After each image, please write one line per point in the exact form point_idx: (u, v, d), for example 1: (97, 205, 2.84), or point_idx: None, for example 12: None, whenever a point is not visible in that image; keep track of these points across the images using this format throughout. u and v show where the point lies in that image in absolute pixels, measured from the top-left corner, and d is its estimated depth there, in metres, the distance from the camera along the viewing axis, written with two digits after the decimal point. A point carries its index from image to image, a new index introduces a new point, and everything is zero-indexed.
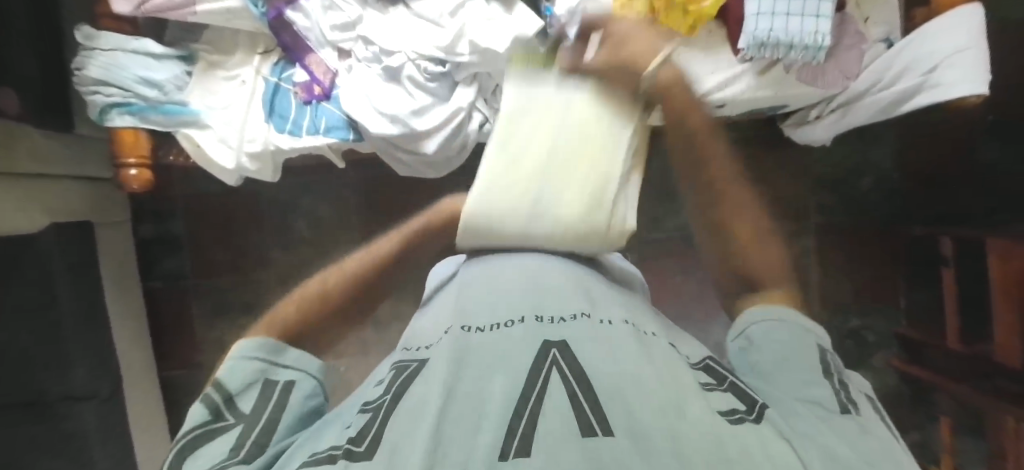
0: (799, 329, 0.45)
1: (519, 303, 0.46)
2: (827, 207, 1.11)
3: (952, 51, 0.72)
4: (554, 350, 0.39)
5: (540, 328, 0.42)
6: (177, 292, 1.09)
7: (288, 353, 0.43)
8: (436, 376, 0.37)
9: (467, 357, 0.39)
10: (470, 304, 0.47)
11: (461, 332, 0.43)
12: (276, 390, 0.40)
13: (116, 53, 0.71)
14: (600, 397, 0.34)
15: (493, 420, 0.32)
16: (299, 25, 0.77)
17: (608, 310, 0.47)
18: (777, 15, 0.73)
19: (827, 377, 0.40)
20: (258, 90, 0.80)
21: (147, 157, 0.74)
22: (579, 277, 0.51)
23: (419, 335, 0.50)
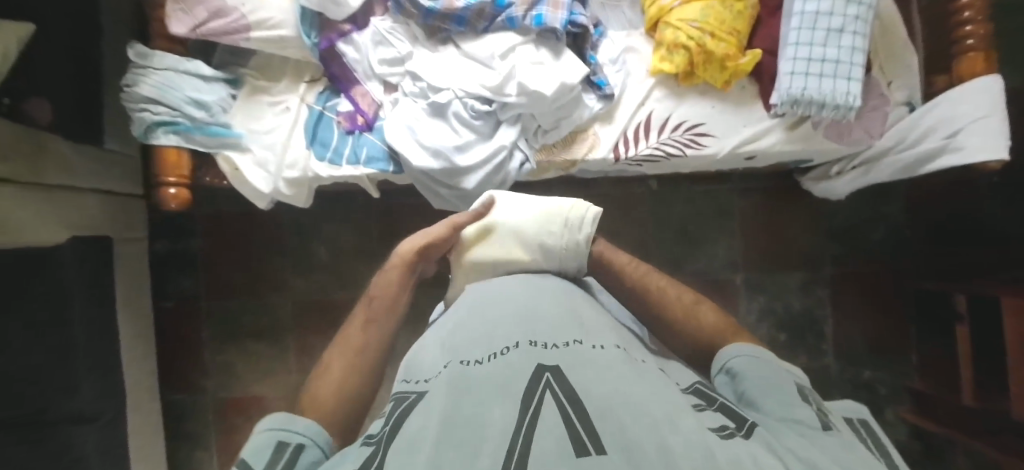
0: (777, 365, 0.46)
1: (513, 331, 0.46)
2: (840, 258, 1.13)
3: (974, 117, 0.76)
4: (547, 374, 0.39)
5: (534, 353, 0.42)
6: (187, 313, 1.06)
7: (300, 422, 0.44)
8: (437, 407, 0.38)
9: (465, 387, 0.40)
10: (466, 338, 0.48)
11: (458, 366, 0.43)
12: (289, 451, 0.41)
13: (168, 73, 0.71)
14: (594, 420, 0.34)
15: (490, 445, 0.32)
16: (348, 57, 0.79)
17: (604, 335, 0.47)
18: (811, 76, 0.77)
19: (806, 401, 0.41)
20: (301, 118, 0.81)
21: (187, 176, 0.73)
22: (574, 307, 0.52)
23: (422, 365, 0.49)
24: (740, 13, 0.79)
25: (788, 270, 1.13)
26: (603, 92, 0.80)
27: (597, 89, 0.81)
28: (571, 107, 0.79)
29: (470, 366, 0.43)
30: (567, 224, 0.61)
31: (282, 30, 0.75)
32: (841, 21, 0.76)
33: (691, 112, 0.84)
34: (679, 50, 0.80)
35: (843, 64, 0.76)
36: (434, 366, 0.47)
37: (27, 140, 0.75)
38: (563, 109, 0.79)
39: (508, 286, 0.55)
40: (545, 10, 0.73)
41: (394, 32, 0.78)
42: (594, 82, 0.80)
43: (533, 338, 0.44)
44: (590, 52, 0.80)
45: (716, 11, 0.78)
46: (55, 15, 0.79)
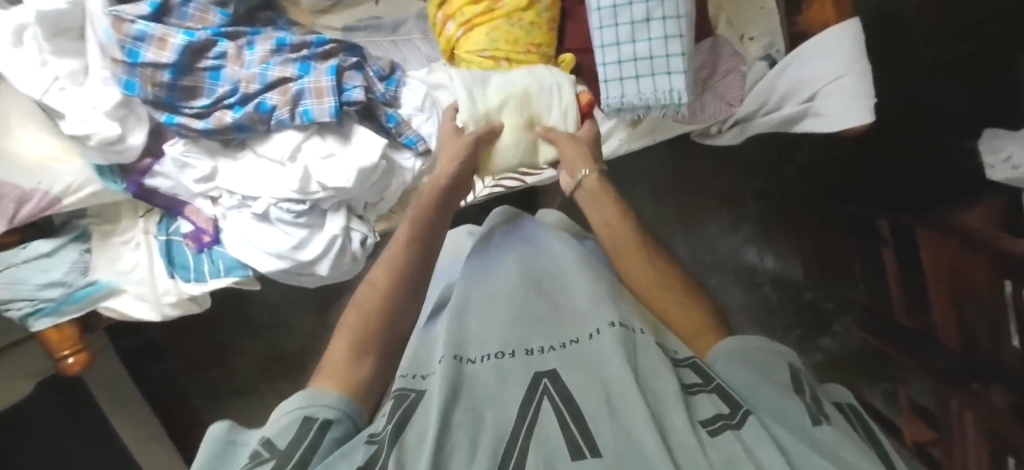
0: (773, 360, 0.44)
1: (502, 336, 0.47)
2: (764, 191, 1.08)
3: (829, 79, 0.64)
4: (545, 380, 0.40)
5: (528, 361, 0.43)
6: (173, 388, 1.20)
7: (329, 395, 0.40)
8: (432, 405, 0.38)
9: (463, 392, 0.40)
10: (459, 335, 0.49)
11: (454, 361, 0.44)
12: (312, 430, 0.37)
13: (9, 267, 0.75)
14: (591, 425, 0.36)
15: (488, 453, 0.34)
16: (163, 188, 0.79)
17: (591, 321, 0.48)
18: (627, 80, 0.67)
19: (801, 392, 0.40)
20: (154, 248, 0.85)
21: (78, 343, 0.82)
22: (557, 301, 0.54)
23: (417, 356, 0.49)
24: (533, 23, 0.68)
25: (709, 217, 1.10)
26: (416, 150, 0.75)
27: (410, 147, 0.75)
28: (389, 178, 0.75)
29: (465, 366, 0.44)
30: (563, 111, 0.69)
31: (88, 189, 0.75)
32: (645, 9, 0.63)
33: None
34: None
35: (657, 59, 0.64)
36: (432, 358, 0.47)
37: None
38: (379, 184, 0.75)
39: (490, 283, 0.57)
40: (310, 104, 0.68)
41: (190, 155, 0.76)
42: (402, 143, 0.75)
43: (525, 346, 0.46)
44: (386, 114, 0.73)
45: (503, 32, 0.68)
46: None
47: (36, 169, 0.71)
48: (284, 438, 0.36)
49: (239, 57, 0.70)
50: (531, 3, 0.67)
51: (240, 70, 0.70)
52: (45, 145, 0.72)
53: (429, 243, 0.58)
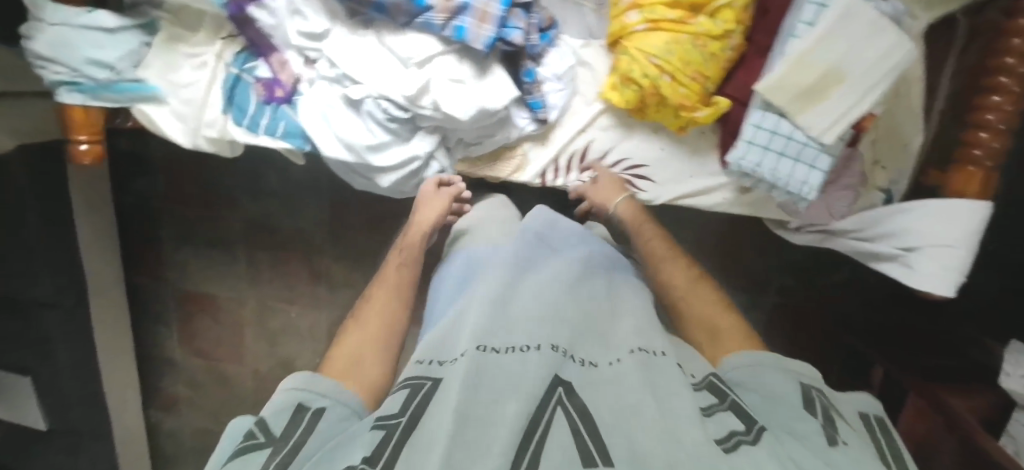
0: (782, 368, 0.49)
1: (520, 333, 0.45)
2: (787, 290, 1.03)
3: (938, 243, 0.66)
4: (560, 389, 0.39)
5: (551, 356, 0.42)
6: (148, 209, 1.14)
7: (321, 382, 0.47)
8: (450, 396, 0.37)
9: (479, 382, 0.39)
10: (480, 317, 0.47)
11: (478, 353, 0.41)
12: (307, 414, 0.43)
13: (65, 28, 0.66)
14: (606, 438, 0.36)
15: (503, 445, 0.33)
16: (263, 23, 0.71)
17: (612, 347, 0.47)
18: (769, 151, 0.66)
19: (813, 413, 0.44)
20: (219, 77, 0.77)
21: (99, 133, 0.73)
22: (585, 310, 0.51)
23: (434, 345, 0.47)
24: (713, 55, 0.65)
25: (729, 293, 1.09)
26: (536, 115, 0.72)
27: (531, 109, 0.72)
28: (498, 127, 0.72)
29: (487, 357, 0.41)
30: (872, 82, 0.60)
31: None
32: (860, 66, 0.60)
33: (637, 150, 0.75)
34: (632, 85, 0.68)
35: (809, 148, 0.65)
36: (457, 346, 0.45)
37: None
38: (484, 132, 0.73)
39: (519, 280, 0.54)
40: (469, 24, 0.62)
41: (308, 7, 0.69)
42: (527, 102, 0.71)
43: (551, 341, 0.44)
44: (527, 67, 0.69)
45: (682, 48, 0.65)
46: None
47: None
48: (281, 422, 0.42)
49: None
50: (723, 35, 0.64)
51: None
52: None
53: (413, 258, 0.67)
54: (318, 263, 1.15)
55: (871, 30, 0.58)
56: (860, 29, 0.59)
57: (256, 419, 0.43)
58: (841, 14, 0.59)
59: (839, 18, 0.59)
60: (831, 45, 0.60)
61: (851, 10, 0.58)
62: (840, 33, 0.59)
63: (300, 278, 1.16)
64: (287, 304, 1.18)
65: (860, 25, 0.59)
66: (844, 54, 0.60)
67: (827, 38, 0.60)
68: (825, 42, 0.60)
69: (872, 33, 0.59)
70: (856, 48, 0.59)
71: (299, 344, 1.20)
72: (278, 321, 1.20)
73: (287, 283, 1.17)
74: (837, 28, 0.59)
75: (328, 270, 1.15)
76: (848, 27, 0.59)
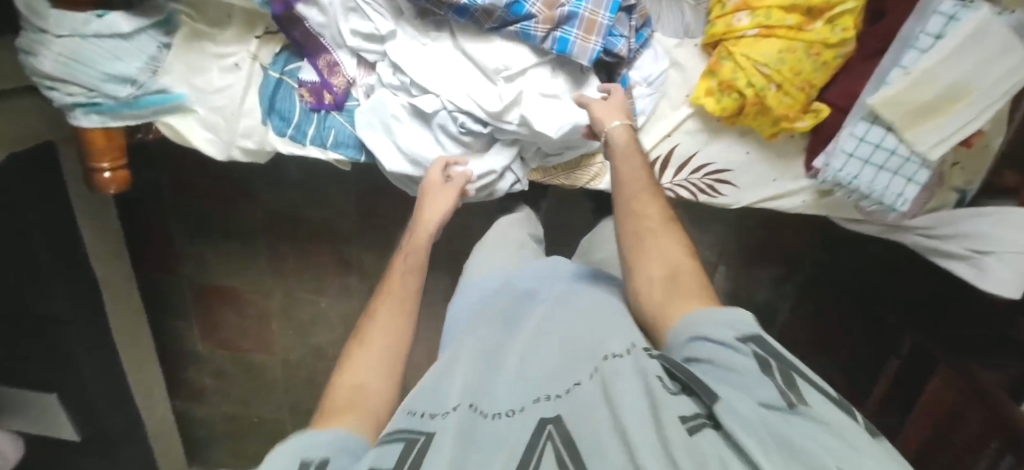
0: (735, 321, 0.43)
1: (505, 392, 0.43)
2: (820, 263, 1.09)
3: (1014, 249, 0.68)
4: (549, 426, 0.36)
5: (535, 409, 0.39)
6: (150, 203, 1.04)
7: (318, 440, 0.37)
8: (442, 455, 0.34)
9: (468, 446, 0.36)
10: (467, 382, 0.44)
11: (469, 411, 0.40)
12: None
13: (74, 40, 0.54)
14: (589, 463, 0.32)
15: None
16: (312, 21, 0.61)
17: (584, 365, 0.43)
18: (870, 165, 0.64)
19: (768, 374, 0.38)
20: (257, 81, 0.66)
21: (123, 156, 0.63)
22: (566, 343, 0.48)
23: (421, 396, 0.44)
24: (824, 64, 0.61)
25: (764, 268, 1.12)
26: None
27: None
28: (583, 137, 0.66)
29: (474, 418, 0.39)
30: (987, 102, 0.58)
31: None
32: (978, 85, 0.58)
33: (720, 154, 0.72)
34: (733, 93, 0.63)
35: (911, 163, 0.63)
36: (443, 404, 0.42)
37: None
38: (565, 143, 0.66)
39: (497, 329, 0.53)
40: (575, 36, 0.58)
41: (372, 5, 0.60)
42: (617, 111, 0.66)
43: (534, 395, 0.41)
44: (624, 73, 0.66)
45: (795, 57, 0.60)
46: None
47: None
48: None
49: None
50: (838, 43, 0.60)
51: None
52: None
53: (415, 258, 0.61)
54: (347, 252, 1.08)
55: (1002, 48, 0.56)
56: (989, 47, 0.56)
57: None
58: (974, 29, 0.55)
59: (970, 34, 0.55)
60: (955, 61, 0.57)
61: (985, 26, 0.55)
62: (968, 50, 0.56)
63: (328, 267, 1.10)
64: (315, 294, 1.13)
65: (992, 43, 0.56)
66: (967, 73, 0.57)
67: (953, 55, 0.57)
68: (951, 59, 0.57)
69: (1001, 51, 0.56)
70: (981, 66, 0.57)
71: (332, 332, 1.16)
72: (307, 311, 1.15)
73: (314, 272, 1.11)
74: (967, 44, 0.56)
75: (358, 258, 1.09)
76: (977, 43, 0.56)
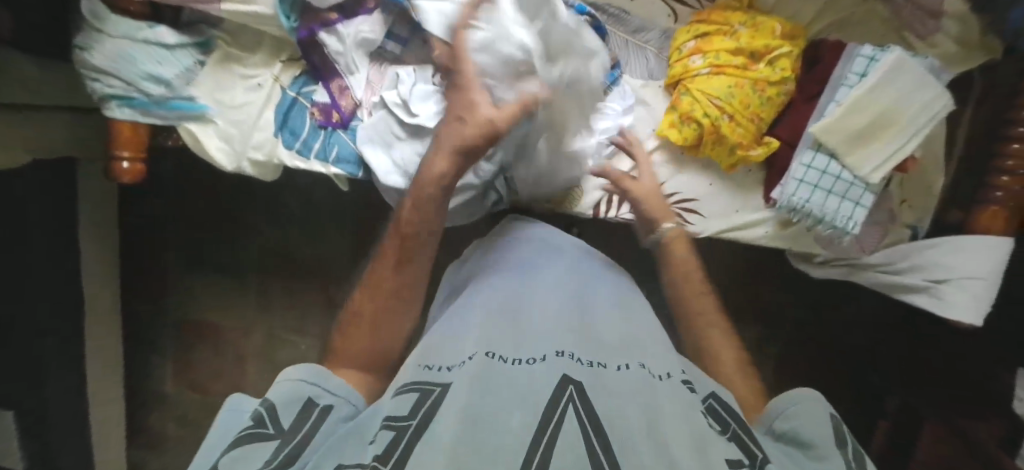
0: (819, 407, 0.47)
1: (542, 342, 0.45)
2: (801, 324, 1.11)
3: (966, 275, 0.72)
4: (571, 388, 0.37)
5: (557, 366, 0.40)
6: (155, 233, 1.11)
7: (331, 379, 0.44)
8: (458, 400, 0.36)
9: (488, 386, 0.37)
10: (495, 337, 0.47)
11: (487, 359, 0.42)
12: (313, 411, 0.41)
13: (123, 40, 0.64)
14: (615, 444, 0.33)
15: (510, 441, 0.31)
16: (330, 49, 0.70)
17: (622, 353, 0.45)
18: (819, 189, 0.71)
19: (842, 451, 0.43)
20: (274, 99, 0.75)
21: (142, 152, 0.69)
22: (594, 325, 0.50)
23: (441, 352, 0.47)
24: (771, 99, 0.70)
25: (748, 327, 1.13)
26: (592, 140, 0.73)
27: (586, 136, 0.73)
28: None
29: (494, 365, 0.41)
30: (916, 127, 0.66)
31: (256, 6, 0.66)
32: (907, 112, 0.66)
33: (686, 185, 0.79)
34: (692, 123, 0.72)
35: (853, 186, 0.69)
36: (458, 355, 0.45)
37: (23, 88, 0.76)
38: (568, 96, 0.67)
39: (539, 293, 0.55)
40: None
41: (381, 36, 0.71)
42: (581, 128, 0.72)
43: (557, 348, 0.44)
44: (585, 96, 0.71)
45: (743, 91, 0.69)
46: None
47: None
48: (289, 416, 0.40)
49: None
50: (779, 82, 0.70)
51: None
52: None
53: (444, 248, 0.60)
54: (336, 292, 1.09)
55: (920, 80, 0.65)
56: (909, 80, 0.65)
57: (264, 404, 0.40)
58: (894, 65, 0.66)
59: (892, 69, 0.65)
60: (883, 92, 0.66)
61: (903, 63, 0.65)
62: (892, 82, 0.66)
63: (315, 307, 1.10)
64: (297, 336, 1.11)
65: (910, 76, 0.65)
66: (895, 101, 0.66)
67: (881, 86, 0.66)
68: (878, 89, 0.66)
69: (920, 83, 0.65)
70: (907, 96, 0.66)
71: None
72: (284, 355, 1.12)
73: (300, 313, 1.11)
74: (889, 77, 0.66)
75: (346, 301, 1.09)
76: (898, 76, 0.66)
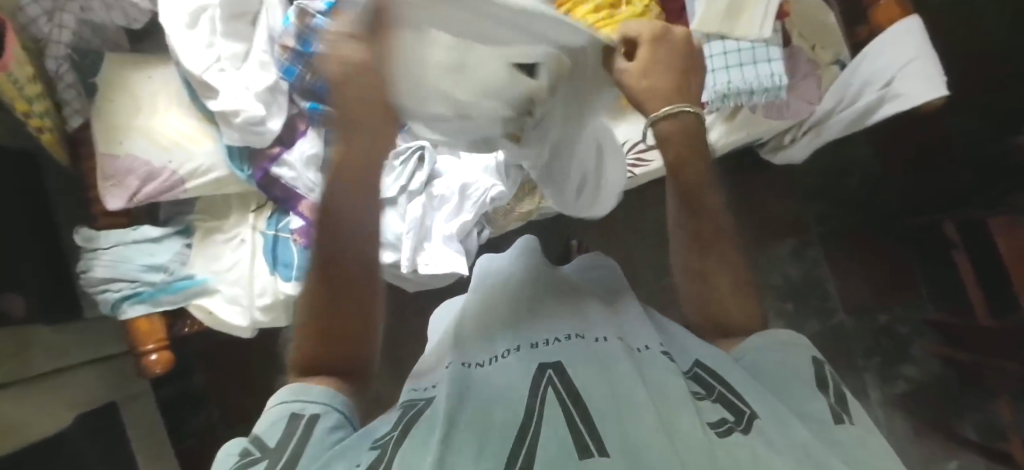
0: (802, 349, 0.42)
1: (519, 333, 0.44)
2: (823, 214, 1.11)
3: (902, 64, 0.74)
4: (549, 371, 0.37)
5: (532, 355, 0.40)
6: (210, 448, 1.10)
7: (312, 389, 0.38)
8: (439, 409, 0.35)
9: (469, 392, 0.37)
10: (471, 339, 0.46)
11: (461, 367, 0.41)
12: (300, 426, 0.36)
13: (119, 247, 0.74)
14: (597, 421, 0.32)
15: (495, 450, 0.31)
16: (286, 178, 0.79)
17: (596, 326, 0.45)
18: (731, 68, 0.76)
19: (823, 391, 0.38)
20: (258, 244, 0.81)
21: (164, 338, 0.75)
22: (576, 302, 0.49)
23: (426, 374, 0.46)
24: None
25: (776, 242, 1.11)
26: None
27: None
28: (498, 177, 0.81)
29: (471, 373, 0.40)
30: None
31: (215, 173, 0.76)
32: None
33: (631, 131, 0.85)
34: None
35: (759, 49, 0.76)
36: (440, 369, 0.45)
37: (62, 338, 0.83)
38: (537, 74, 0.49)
39: (509, 282, 0.54)
40: None
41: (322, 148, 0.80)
42: None
43: (533, 339, 0.43)
44: None
45: None
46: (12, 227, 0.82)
47: (172, 146, 0.74)
48: (276, 434, 0.35)
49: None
50: (644, 12, 0.81)
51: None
52: (184, 125, 0.76)
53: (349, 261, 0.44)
54: None
55: None
56: None
57: (248, 437, 0.36)
58: None
59: None
60: None
61: None
62: None
63: None
64: None
65: None
66: None
67: None
68: None
69: None
70: None
71: None
72: None
73: None
74: None
75: None
76: None
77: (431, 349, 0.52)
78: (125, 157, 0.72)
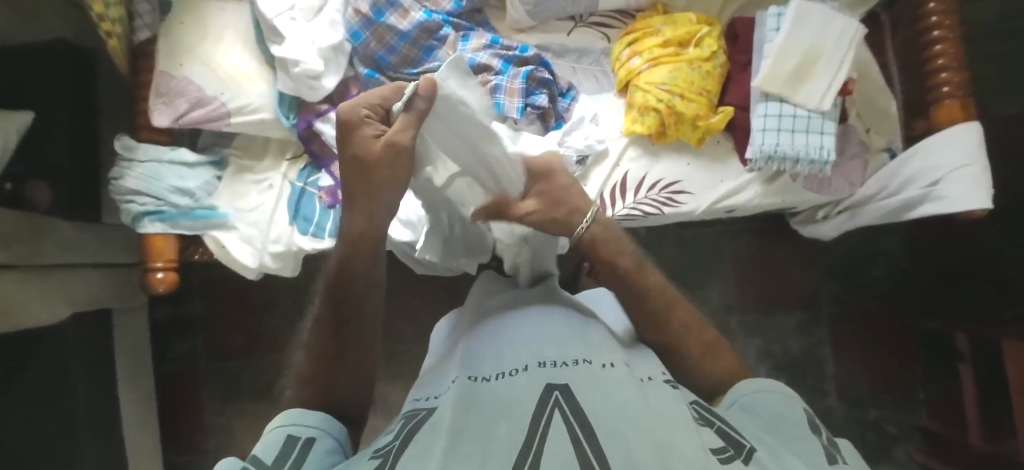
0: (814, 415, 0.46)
1: (526, 353, 0.44)
2: (838, 296, 1.10)
3: (954, 166, 0.73)
4: (556, 392, 0.37)
5: (541, 374, 0.40)
6: (188, 376, 1.11)
7: (312, 415, 0.41)
8: (443, 422, 0.36)
9: (473, 405, 0.37)
10: (480, 358, 0.46)
11: (469, 381, 0.41)
12: (297, 446, 0.38)
13: (152, 163, 0.76)
14: (600, 438, 0.32)
15: (499, 460, 0.31)
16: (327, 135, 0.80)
17: (603, 351, 0.45)
18: (782, 131, 0.76)
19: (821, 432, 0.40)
20: (285, 193, 0.82)
21: (174, 260, 0.77)
22: (585, 329, 0.49)
23: (430, 387, 0.47)
24: (708, 72, 0.82)
25: (784, 312, 1.10)
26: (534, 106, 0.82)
27: (517, 118, 0.81)
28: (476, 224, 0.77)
29: (478, 386, 0.40)
30: (838, 58, 0.75)
31: (261, 114, 0.77)
32: (823, 47, 0.75)
33: (667, 171, 0.84)
34: (650, 113, 0.81)
35: (814, 118, 0.76)
36: (444, 383, 0.45)
37: (76, 236, 0.85)
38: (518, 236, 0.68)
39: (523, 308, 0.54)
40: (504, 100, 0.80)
41: None
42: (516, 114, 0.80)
43: (541, 358, 0.43)
44: (519, 105, 0.80)
45: (683, 72, 0.81)
46: (55, 118, 0.84)
47: (230, 80, 0.76)
48: (273, 451, 0.37)
49: (536, 73, 0.83)
50: (710, 58, 0.82)
51: (551, 103, 0.84)
52: (243, 62, 0.78)
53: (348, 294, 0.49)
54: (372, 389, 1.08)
55: (826, 20, 0.76)
56: (817, 25, 0.76)
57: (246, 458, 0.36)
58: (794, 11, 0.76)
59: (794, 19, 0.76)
60: (802, 35, 0.75)
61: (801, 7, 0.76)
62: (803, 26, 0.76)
63: None
64: None
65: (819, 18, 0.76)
66: (813, 42, 0.75)
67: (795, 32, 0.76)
68: (796, 35, 0.75)
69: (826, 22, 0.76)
70: (824, 27, 0.76)
71: None
72: None
73: None
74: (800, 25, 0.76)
75: (384, 394, 1.08)
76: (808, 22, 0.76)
77: (436, 366, 0.53)
78: (179, 78, 0.74)
